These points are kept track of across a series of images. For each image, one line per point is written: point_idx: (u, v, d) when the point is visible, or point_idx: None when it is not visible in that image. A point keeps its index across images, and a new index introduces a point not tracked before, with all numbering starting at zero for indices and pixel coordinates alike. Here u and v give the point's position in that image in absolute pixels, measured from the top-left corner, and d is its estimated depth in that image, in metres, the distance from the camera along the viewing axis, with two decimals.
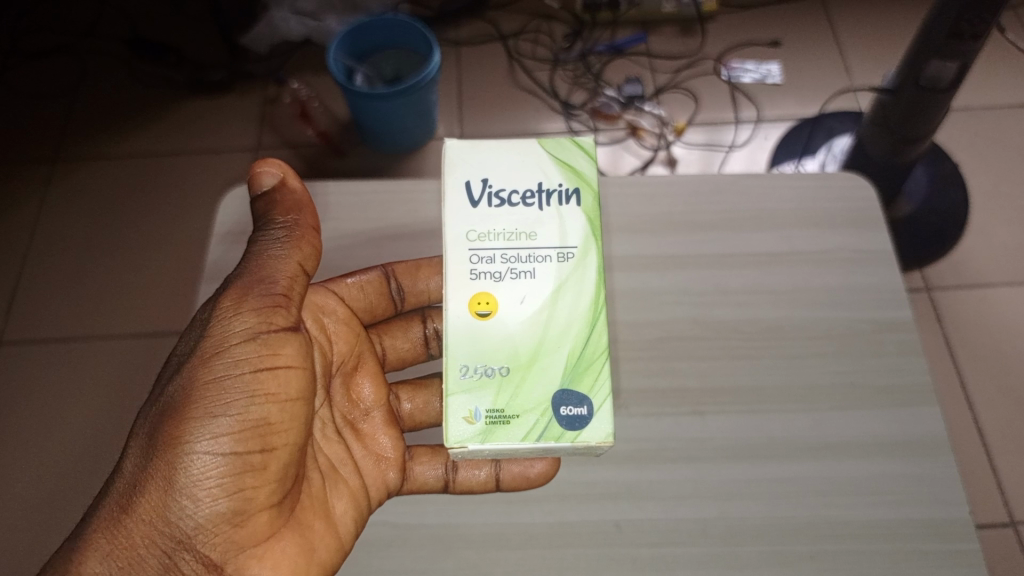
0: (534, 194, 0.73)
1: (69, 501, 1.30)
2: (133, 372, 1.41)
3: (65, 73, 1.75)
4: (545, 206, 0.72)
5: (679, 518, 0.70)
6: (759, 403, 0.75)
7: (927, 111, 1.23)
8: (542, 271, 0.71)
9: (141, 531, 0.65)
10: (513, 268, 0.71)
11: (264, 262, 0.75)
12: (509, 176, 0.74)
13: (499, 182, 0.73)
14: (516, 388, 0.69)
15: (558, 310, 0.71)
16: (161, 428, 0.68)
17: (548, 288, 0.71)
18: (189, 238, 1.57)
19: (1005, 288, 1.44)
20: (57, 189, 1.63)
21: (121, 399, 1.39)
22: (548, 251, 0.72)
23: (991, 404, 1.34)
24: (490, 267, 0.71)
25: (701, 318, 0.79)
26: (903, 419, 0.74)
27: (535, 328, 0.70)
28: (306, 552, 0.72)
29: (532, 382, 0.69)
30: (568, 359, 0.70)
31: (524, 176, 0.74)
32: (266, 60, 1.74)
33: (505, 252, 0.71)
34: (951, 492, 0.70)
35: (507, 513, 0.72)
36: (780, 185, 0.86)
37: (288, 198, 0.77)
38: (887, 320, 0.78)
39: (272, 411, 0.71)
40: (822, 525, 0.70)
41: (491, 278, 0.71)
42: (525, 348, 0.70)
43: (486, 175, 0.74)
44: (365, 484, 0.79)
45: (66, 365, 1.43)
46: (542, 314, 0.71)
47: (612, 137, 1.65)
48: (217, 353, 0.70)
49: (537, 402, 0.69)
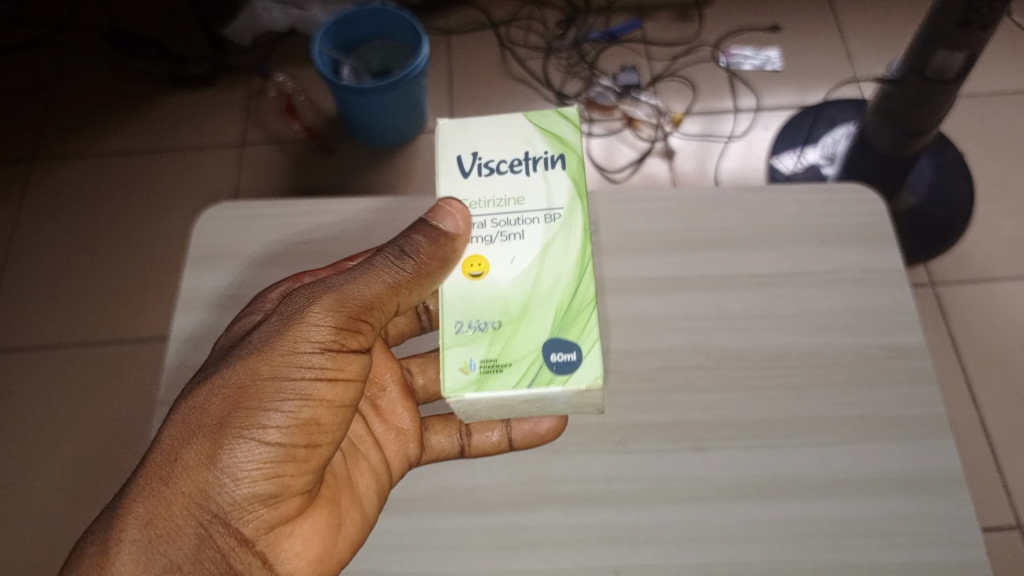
0: (521, 162, 0.67)
1: (59, 515, 1.26)
2: (117, 380, 1.37)
3: (44, 68, 1.69)
4: (532, 172, 0.66)
5: (681, 563, 0.66)
6: (765, 437, 0.71)
7: (933, 102, 1.18)
8: (530, 233, 0.65)
9: (179, 504, 0.61)
10: (503, 231, 0.65)
11: (355, 280, 0.68)
12: (498, 147, 0.67)
13: (489, 153, 0.67)
14: (508, 340, 0.62)
15: (548, 265, 0.64)
16: (219, 410, 0.63)
17: (537, 247, 0.64)
18: (174, 236, 1.51)
19: (1011, 282, 1.39)
20: (38, 189, 1.57)
21: (107, 408, 1.35)
22: (536, 213, 0.65)
23: (997, 402, 1.31)
24: (479, 231, 0.65)
25: (701, 344, 0.75)
26: (914, 454, 0.70)
27: (526, 284, 0.64)
28: (333, 527, 0.70)
29: (526, 334, 0.62)
30: (557, 310, 0.63)
31: (510, 143, 0.67)
32: (249, 52, 1.68)
33: (495, 217, 0.65)
34: (966, 533, 0.66)
35: (500, 558, 0.67)
36: (784, 199, 0.82)
37: (447, 249, 0.65)
38: (899, 346, 0.74)
39: (323, 412, 0.67)
40: (829, 569, 0.66)
41: (482, 242, 0.65)
42: (516, 303, 0.63)
43: (476, 147, 0.68)
44: (388, 460, 0.74)
45: (48, 375, 1.38)
46: (533, 271, 0.64)
47: (607, 127, 1.60)
48: (285, 355, 0.65)
49: (528, 353, 0.62)
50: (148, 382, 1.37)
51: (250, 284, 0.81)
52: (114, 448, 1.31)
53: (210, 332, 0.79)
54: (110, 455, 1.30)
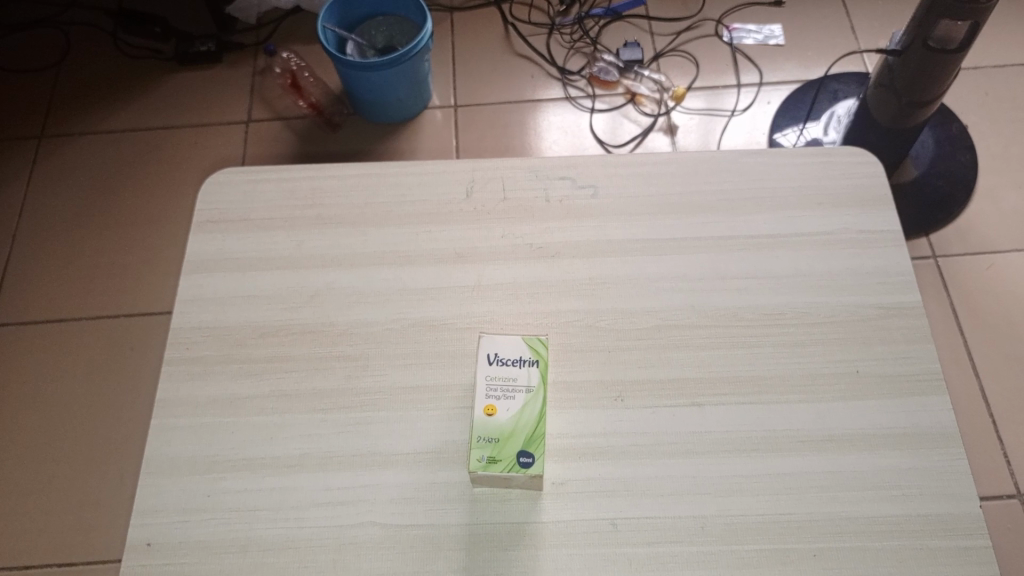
0: (519, 362, 0.69)
1: (63, 487, 1.15)
2: (114, 355, 1.26)
3: (47, 46, 1.63)
4: (524, 364, 0.69)
5: (677, 515, 0.67)
6: (759, 394, 0.72)
7: (939, 74, 1.17)
8: (520, 400, 0.67)
9: None
10: (505, 392, 0.68)
11: None
12: (512, 344, 0.70)
13: (503, 348, 0.70)
14: (501, 453, 0.65)
15: (527, 419, 0.67)
16: None
17: (525, 407, 0.67)
18: (182, 207, 1.42)
19: (1015, 254, 1.31)
20: (45, 167, 1.48)
21: (111, 391, 1.23)
22: (524, 382, 0.68)
23: (998, 373, 1.21)
24: (489, 388, 0.68)
25: (697, 305, 0.76)
26: (909, 410, 0.71)
27: (513, 424, 0.66)
28: None
29: (513, 453, 0.65)
30: (532, 443, 0.66)
31: (517, 342, 0.70)
32: (254, 30, 1.65)
33: (494, 382, 0.68)
34: (961, 487, 0.67)
35: (500, 510, 0.68)
36: (783, 163, 0.84)
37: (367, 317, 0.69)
38: (894, 305, 0.76)
39: None
40: (823, 521, 0.66)
41: (489, 395, 0.67)
42: (506, 433, 0.66)
43: (495, 344, 0.70)
44: None
45: (46, 354, 1.27)
46: (518, 421, 0.67)
47: (610, 103, 1.57)
48: None
49: (508, 459, 0.65)
50: (150, 356, 1.26)
51: (255, 249, 0.82)
52: (120, 420, 1.21)
53: (213, 293, 0.80)
54: (117, 432, 1.19)
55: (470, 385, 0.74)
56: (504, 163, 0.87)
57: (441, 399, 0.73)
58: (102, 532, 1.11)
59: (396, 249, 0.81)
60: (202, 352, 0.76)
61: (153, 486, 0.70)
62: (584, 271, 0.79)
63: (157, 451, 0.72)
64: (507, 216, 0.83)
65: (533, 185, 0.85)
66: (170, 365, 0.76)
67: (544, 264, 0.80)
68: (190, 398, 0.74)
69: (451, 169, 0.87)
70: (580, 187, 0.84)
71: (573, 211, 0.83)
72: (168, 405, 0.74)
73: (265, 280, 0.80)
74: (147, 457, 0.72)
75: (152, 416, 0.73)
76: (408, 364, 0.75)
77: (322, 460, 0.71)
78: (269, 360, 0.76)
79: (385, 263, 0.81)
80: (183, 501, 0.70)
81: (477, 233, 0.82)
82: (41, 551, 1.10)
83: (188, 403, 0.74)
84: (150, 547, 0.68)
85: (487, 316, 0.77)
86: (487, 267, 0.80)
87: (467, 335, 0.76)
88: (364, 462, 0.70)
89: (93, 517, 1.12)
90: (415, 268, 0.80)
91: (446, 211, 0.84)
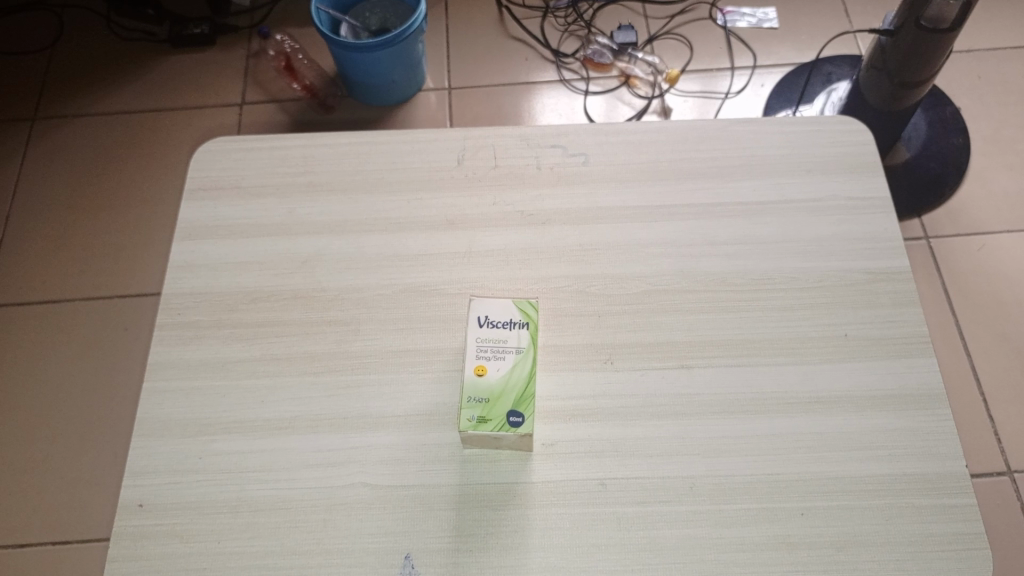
0: (509, 325, 0.69)
1: (56, 465, 1.11)
2: (105, 338, 1.22)
3: (40, 28, 1.57)
4: (514, 328, 0.69)
5: (666, 474, 0.67)
6: (747, 355, 0.72)
7: (927, 54, 1.10)
8: (511, 361, 0.67)
9: None
10: (497, 353, 0.68)
11: None
12: (504, 307, 0.70)
13: (495, 311, 0.70)
14: (492, 412, 0.66)
15: (517, 381, 0.67)
16: None
17: (516, 369, 0.67)
18: (176, 185, 1.37)
19: (1007, 235, 1.25)
20: (39, 148, 1.43)
21: (104, 370, 1.19)
22: (515, 344, 0.68)
23: (989, 351, 1.15)
24: (481, 350, 0.68)
25: (687, 271, 0.77)
26: (895, 371, 0.71)
27: (503, 385, 0.67)
28: None
29: (504, 412, 0.66)
30: (521, 403, 0.66)
31: (508, 306, 0.70)
32: (248, 12, 1.59)
33: (485, 344, 0.68)
34: (946, 446, 0.68)
35: (489, 470, 0.68)
36: (773, 131, 0.85)
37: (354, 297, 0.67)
38: (881, 269, 0.76)
39: None
40: (811, 480, 0.67)
41: (482, 357, 0.68)
42: (496, 393, 0.66)
43: (487, 308, 0.70)
44: None
45: (38, 337, 1.22)
46: (508, 382, 0.67)
47: (604, 85, 1.51)
48: None
49: (498, 418, 0.66)
50: (140, 339, 1.22)
51: (248, 216, 0.82)
52: (110, 401, 1.17)
53: (205, 260, 0.80)
54: (108, 410, 1.16)
55: (461, 348, 0.74)
56: (494, 131, 0.87)
57: (432, 361, 0.74)
58: (96, 509, 1.08)
59: (387, 216, 0.82)
60: (194, 316, 0.77)
61: (145, 448, 0.71)
62: (574, 237, 0.79)
63: (150, 414, 0.72)
64: (498, 183, 0.83)
65: (524, 153, 0.86)
66: (163, 329, 0.76)
67: (536, 230, 0.80)
68: (182, 361, 0.74)
69: (443, 137, 0.87)
70: (571, 154, 0.85)
71: (563, 178, 0.83)
72: (160, 368, 0.74)
73: (257, 246, 0.80)
74: (140, 419, 0.72)
75: (145, 379, 0.73)
76: (399, 328, 0.75)
77: (314, 422, 0.71)
78: (260, 324, 0.76)
79: (377, 229, 0.81)
80: (178, 462, 0.70)
81: (468, 200, 0.82)
82: (35, 528, 1.06)
83: (180, 366, 0.74)
84: (143, 507, 0.68)
85: (478, 281, 0.77)
86: (479, 233, 0.80)
87: (458, 300, 0.76)
88: (355, 423, 0.71)
89: (87, 494, 1.09)
90: (406, 235, 0.80)
91: (437, 178, 0.84)
